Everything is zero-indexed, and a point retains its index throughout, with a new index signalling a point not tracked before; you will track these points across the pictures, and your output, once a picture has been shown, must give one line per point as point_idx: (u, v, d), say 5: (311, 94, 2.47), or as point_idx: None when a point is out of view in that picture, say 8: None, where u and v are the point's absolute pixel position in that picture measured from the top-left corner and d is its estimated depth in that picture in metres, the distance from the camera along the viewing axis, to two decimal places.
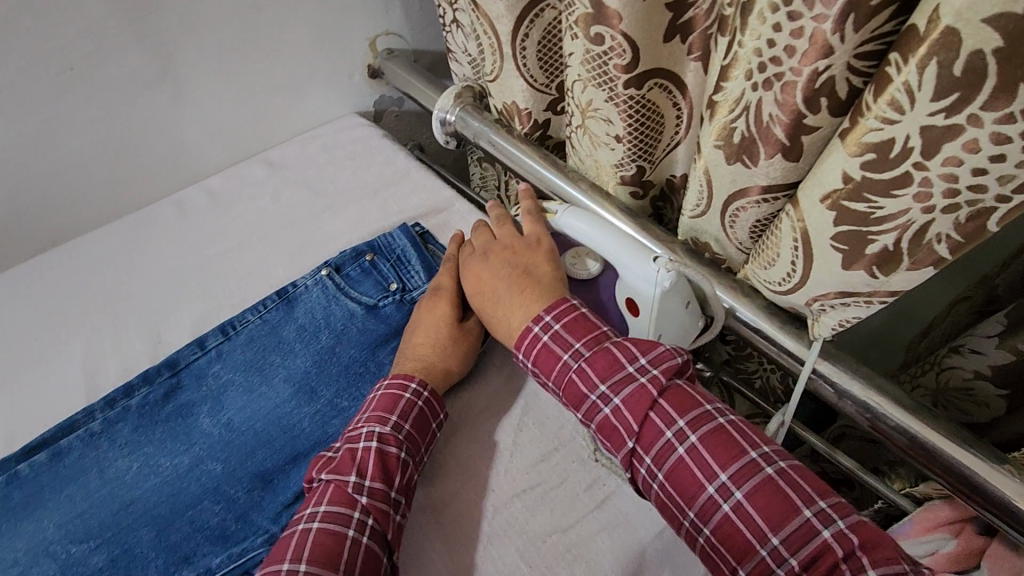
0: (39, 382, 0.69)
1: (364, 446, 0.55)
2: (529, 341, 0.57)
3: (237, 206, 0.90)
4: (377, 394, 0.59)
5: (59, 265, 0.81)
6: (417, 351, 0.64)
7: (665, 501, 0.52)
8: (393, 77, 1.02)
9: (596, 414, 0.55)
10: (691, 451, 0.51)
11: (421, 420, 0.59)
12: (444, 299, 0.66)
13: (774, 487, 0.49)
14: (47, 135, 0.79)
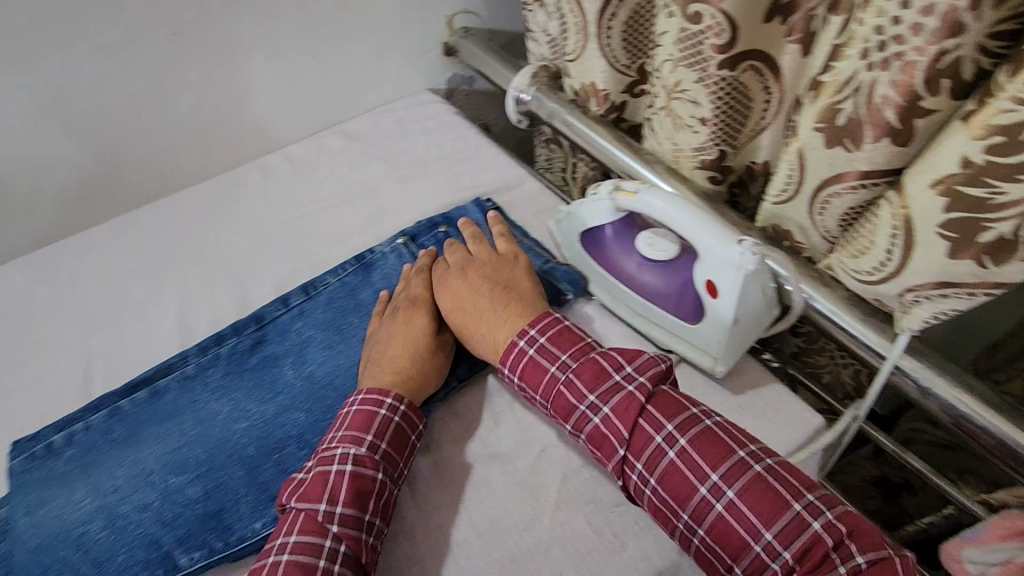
0: (136, 327, 0.74)
1: (338, 469, 0.54)
2: (513, 356, 0.59)
3: (315, 174, 0.93)
4: (351, 412, 0.57)
5: (155, 221, 0.86)
6: (391, 364, 0.62)
7: (659, 507, 0.53)
8: (469, 55, 1.05)
9: (586, 424, 0.56)
10: (679, 454, 0.52)
11: (399, 435, 0.58)
12: (421, 313, 0.65)
13: (764, 483, 0.49)
14: (151, 96, 0.84)
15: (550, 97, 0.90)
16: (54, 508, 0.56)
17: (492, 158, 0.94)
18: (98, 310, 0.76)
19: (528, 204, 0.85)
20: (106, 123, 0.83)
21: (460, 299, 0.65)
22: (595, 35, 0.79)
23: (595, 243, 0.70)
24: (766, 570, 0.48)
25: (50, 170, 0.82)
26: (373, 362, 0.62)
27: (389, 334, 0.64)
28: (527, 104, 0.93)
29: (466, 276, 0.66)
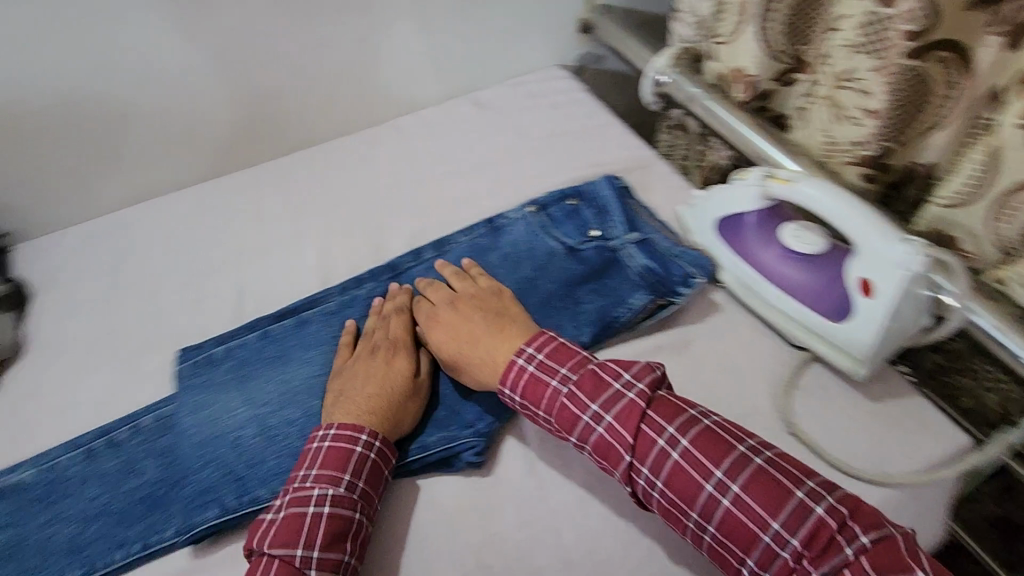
0: (280, 261, 0.79)
1: (314, 512, 0.52)
2: (513, 374, 0.58)
3: (448, 138, 0.96)
4: (327, 448, 0.56)
5: (300, 167, 0.92)
6: (367, 398, 0.59)
7: (668, 509, 0.52)
8: (608, 35, 1.04)
9: (591, 434, 0.55)
10: (683, 454, 0.51)
11: (376, 470, 0.56)
12: (402, 348, 0.64)
13: (766, 475, 0.49)
14: (313, 49, 0.90)
15: (692, 81, 0.88)
16: (210, 412, 0.62)
17: (623, 137, 0.92)
18: (245, 244, 0.81)
19: (658, 185, 0.83)
20: (268, 73, 0.89)
21: (451, 332, 0.63)
22: (757, 17, 0.77)
23: (730, 231, 0.70)
24: (777, 561, 0.47)
25: (215, 113, 0.89)
26: (348, 396, 0.60)
27: (367, 367, 0.62)
28: (666, 86, 0.91)
29: (445, 316, 0.65)
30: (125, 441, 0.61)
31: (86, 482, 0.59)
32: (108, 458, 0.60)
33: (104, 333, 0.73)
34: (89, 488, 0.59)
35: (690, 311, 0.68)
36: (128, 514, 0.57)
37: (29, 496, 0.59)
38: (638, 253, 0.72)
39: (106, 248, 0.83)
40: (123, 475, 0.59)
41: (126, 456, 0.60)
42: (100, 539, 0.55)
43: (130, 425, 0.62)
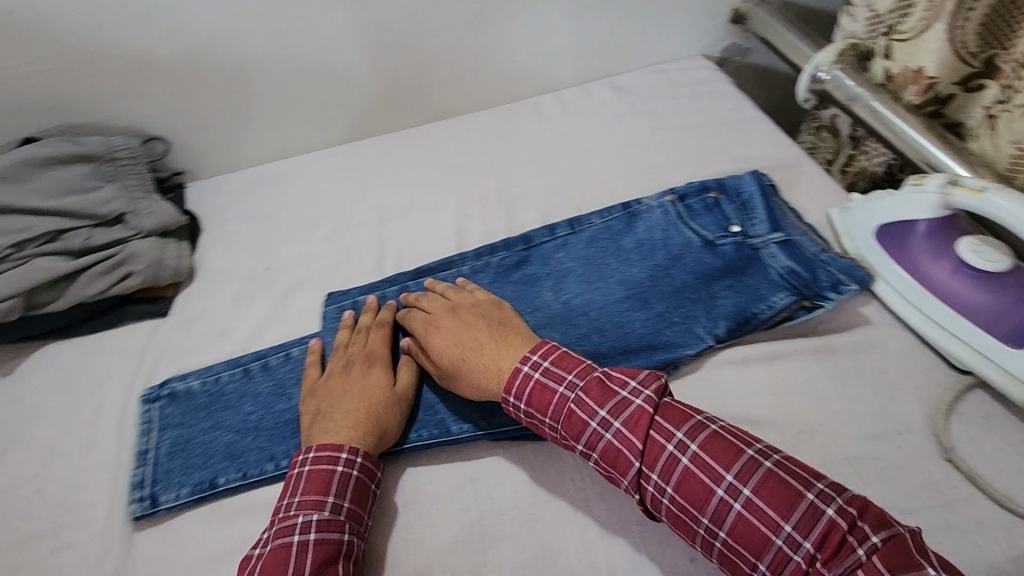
0: (420, 226, 0.83)
1: (302, 538, 0.50)
2: (519, 381, 0.55)
3: (585, 122, 0.95)
4: (306, 474, 0.54)
5: (442, 138, 0.95)
6: (344, 417, 0.58)
7: (677, 517, 0.49)
8: (760, 25, 0.97)
9: (598, 441, 0.52)
10: (693, 460, 0.49)
11: (360, 488, 0.55)
12: (378, 365, 0.63)
13: (777, 478, 0.46)
14: (475, 24, 0.89)
15: (854, 78, 0.83)
16: None
17: (770, 133, 0.88)
18: (388, 207, 0.86)
19: (806, 186, 0.79)
20: (416, 46, 0.90)
21: (444, 344, 0.61)
22: (951, 15, 0.73)
23: (894, 238, 0.67)
24: (790, 565, 0.44)
25: (361, 81, 0.91)
26: (323, 416, 0.59)
27: (340, 386, 0.61)
28: (824, 83, 0.86)
29: (439, 329, 0.62)
30: (277, 368, 0.67)
31: (242, 398, 0.65)
32: (262, 381, 0.66)
33: (259, 272, 0.80)
34: (245, 403, 0.64)
35: (837, 317, 0.66)
36: (276, 432, 0.61)
37: (195, 402, 0.66)
38: (781, 254, 0.67)
39: (262, 198, 0.90)
40: (273, 397, 0.64)
41: (276, 381, 0.66)
42: (252, 450, 0.61)
43: (282, 354, 0.68)
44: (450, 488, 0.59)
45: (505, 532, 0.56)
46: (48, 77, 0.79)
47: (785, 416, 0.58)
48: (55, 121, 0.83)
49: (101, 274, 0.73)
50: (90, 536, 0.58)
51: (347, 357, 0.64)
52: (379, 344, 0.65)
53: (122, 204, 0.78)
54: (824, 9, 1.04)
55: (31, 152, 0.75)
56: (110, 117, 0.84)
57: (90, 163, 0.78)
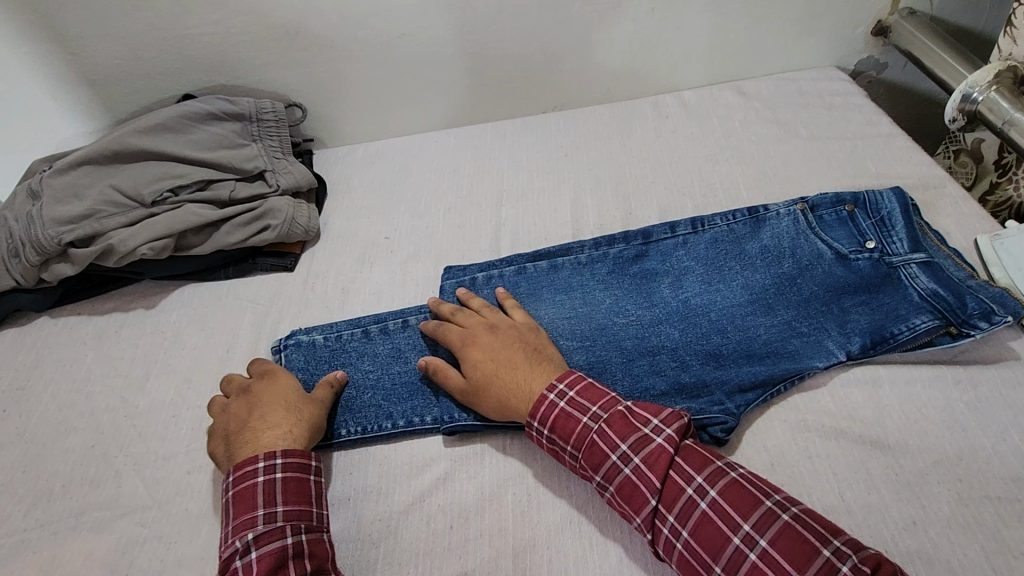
0: (535, 212, 0.83)
1: (245, 560, 0.50)
2: (544, 408, 0.55)
3: (709, 124, 0.91)
4: (232, 499, 0.54)
5: (558, 129, 0.95)
6: (264, 424, 0.59)
7: (687, 565, 0.47)
8: (905, 40, 0.92)
9: (617, 475, 0.52)
10: (710, 505, 0.48)
11: (292, 487, 0.55)
12: (280, 376, 0.64)
13: (794, 532, 0.45)
14: (601, 19, 0.88)
15: (1010, 100, 0.77)
16: None
17: (907, 151, 0.82)
18: (505, 189, 0.87)
19: (950, 210, 0.75)
20: (541, 37, 0.90)
21: (471, 362, 0.61)
22: None
23: None
24: None
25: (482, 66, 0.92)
26: (239, 435, 0.59)
27: (247, 405, 0.61)
28: (977, 103, 0.80)
29: (473, 345, 0.62)
30: (394, 333, 0.69)
31: (361, 358, 0.68)
32: (381, 344, 0.69)
33: (378, 240, 0.83)
34: (365, 363, 0.67)
35: (983, 348, 0.62)
36: (394, 395, 0.65)
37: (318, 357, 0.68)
38: (924, 276, 0.64)
39: (382, 171, 0.93)
40: (392, 360, 0.67)
41: (394, 346, 0.68)
42: (372, 408, 0.64)
43: (399, 320, 0.70)
44: (560, 468, 0.59)
45: (613, 520, 0.55)
46: (210, 40, 0.85)
47: (920, 443, 0.56)
48: (212, 81, 0.90)
49: (240, 225, 0.79)
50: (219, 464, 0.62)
51: (241, 382, 0.64)
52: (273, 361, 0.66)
53: (264, 162, 0.83)
54: (973, 26, 0.97)
55: (191, 107, 0.82)
56: (259, 82, 0.91)
57: (239, 122, 0.84)
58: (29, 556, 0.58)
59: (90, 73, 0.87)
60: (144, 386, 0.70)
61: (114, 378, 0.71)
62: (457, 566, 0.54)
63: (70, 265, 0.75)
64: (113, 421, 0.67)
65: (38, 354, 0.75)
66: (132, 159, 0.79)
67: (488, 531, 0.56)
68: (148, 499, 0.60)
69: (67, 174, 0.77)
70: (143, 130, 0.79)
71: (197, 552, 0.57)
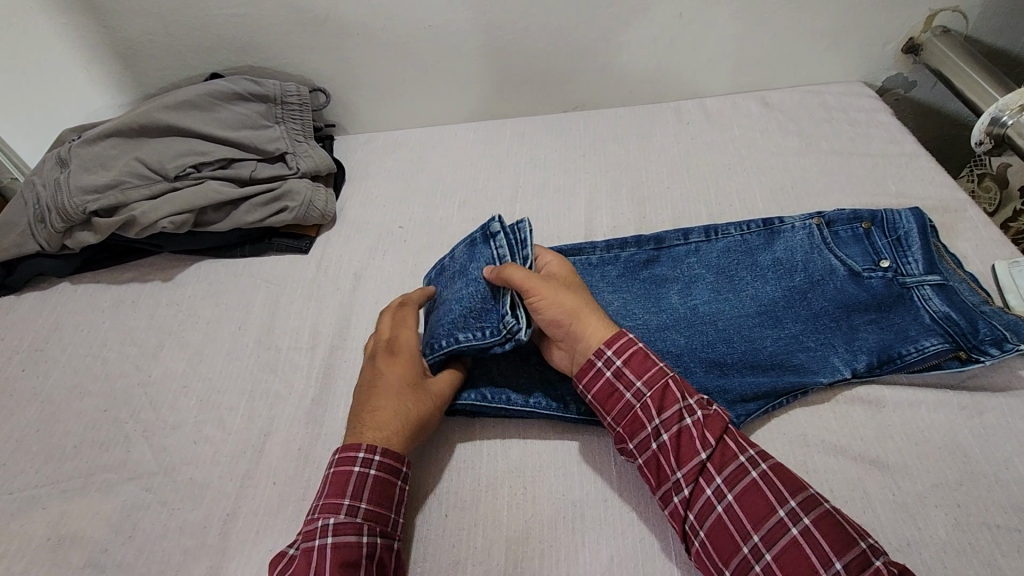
0: (550, 210, 0.84)
1: (318, 543, 0.49)
2: (625, 341, 0.56)
3: (730, 131, 0.91)
4: (327, 476, 0.54)
5: (578, 128, 0.95)
6: (372, 415, 0.57)
7: (722, 530, 0.48)
8: (936, 58, 0.90)
9: (676, 423, 0.53)
10: (761, 476, 0.49)
11: (382, 488, 0.53)
12: (404, 354, 0.61)
13: (837, 517, 0.46)
14: (627, 21, 0.88)
15: None
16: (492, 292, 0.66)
17: (930, 172, 0.81)
18: (521, 185, 0.88)
19: (969, 233, 0.74)
20: (566, 36, 0.89)
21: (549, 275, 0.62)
22: None
23: None
24: None
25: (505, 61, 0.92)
26: (353, 414, 0.58)
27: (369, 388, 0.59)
28: (1006, 127, 0.78)
29: (551, 270, 0.64)
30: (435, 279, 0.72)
31: (479, 261, 0.66)
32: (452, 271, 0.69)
33: (393, 228, 0.83)
34: (481, 266, 0.65)
35: (992, 375, 0.61)
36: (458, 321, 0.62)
37: (493, 244, 0.66)
38: (937, 298, 0.64)
39: (402, 159, 0.94)
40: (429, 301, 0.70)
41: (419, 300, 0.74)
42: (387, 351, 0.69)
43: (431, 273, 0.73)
44: (560, 463, 0.60)
45: (609, 518, 0.56)
46: (241, 20, 0.86)
47: (920, 466, 0.56)
48: (241, 62, 0.92)
49: (258, 205, 0.80)
50: (224, 436, 0.64)
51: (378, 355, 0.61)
52: (404, 336, 0.62)
53: (285, 145, 0.84)
54: (1006, 48, 0.95)
55: (217, 86, 0.83)
56: (286, 65, 0.92)
57: (264, 104, 0.86)
58: (37, 513, 0.60)
59: (124, 47, 0.88)
60: (157, 355, 0.72)
61: (130, 346, 0.73)
62: (451, 553, 0.55)
63: (93, 233, 0.77)
64: (125, 387, 0.69)
65: (57, 318, 0.77)
66: (158, 134, 0.80)
67: (485, 521, 0.56)
68: (154, 465, 0.62)
69: (95, 145, 0.79)
70: (171, 106, 0.80)
71: (200, 519, 0.58)
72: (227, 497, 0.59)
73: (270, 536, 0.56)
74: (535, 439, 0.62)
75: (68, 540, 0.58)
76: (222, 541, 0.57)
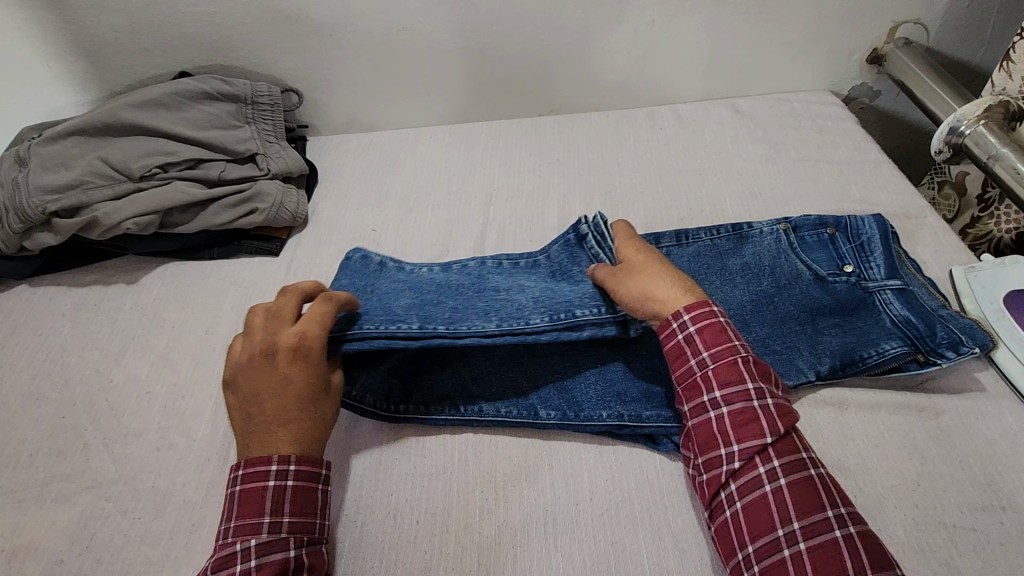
0: (525, 212, 0.84)
1: (243, 568, 0.49)
2: (704, 314, 0.56)
3: (702, 137, 0.92)
4: (236, 497, 0.52)
5: (552, 132, 0.96)
6: (279, 425, 0.54)
7: (761, 508, 0.49)
8: (899, 69, 0.92)
9: (742, 401, 0.52)
10: (817, 476, 0.49)
11: (302, 497, 0.53)
12: (311, 358, 0.56)
13: (872, 537, 0.47)
14: (601, 27, 0.88)
15: (998, 135, 0.76)
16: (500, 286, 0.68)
17: (893, 180, 0.83)
18: (495, 188, 0.88)
19: (928, 239, 0.76)
20: (540, 41, 0.90)
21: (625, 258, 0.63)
22: None
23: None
24: None
25: (480, 63, 0.92)
26: (250, 419, 0.55)
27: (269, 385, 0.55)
28: (964, 136, 0.80)
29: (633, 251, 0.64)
30: (505, 267, 0.72)
31: (579, 263, 0.68)
32: (542, 269, 0.71)
33: (366, 232, 0.83)
34: (584, 269, 0.68)
35: (949, 377, 0.63)
36: (574, 298, 0.62)
37: (586, 246, 0.69)
38: (897, 302, 0.66)
39: (374, 161, 0.94)
40: (493, 279, 0.69)
41: (467, 273, 0.71)
42: (435, 313, 0.62)
43: (496, 260, 0.73)
44: (532, 468, 0.60)
45: (580, 523, 0.56)
46: (211, 19, 0.85)
47: (880, 467, 0.57)
48: (210, 61, 0.90)
49: (228, 207, 0.79)
50: (189, 443, 0.62)
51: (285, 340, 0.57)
52: (312, 327, 0.57)
53: (256, 145, 0.83)
54: (964, 60, 0.99)
55: (186, 86, 0.81)
56: (256, 64, 0.91)
57: (234, 104, 0.84)
58: None
59: (89, 43, 0.86)
60: (119, 360, 0.70)
61: (90, 351, 0.71)
62: (422, 560, 0.55)
63: (53, 234, 0.74)
64: (85, 393, 0.67)
65: (14, 322, 0.74)
66: (123, 133, 0.78)
67: (455, 526, 0.56)
68: (115, 474, 0.60)
69: (56, 142, 0.77)
70: (138, 105, 0.79)
71: (162, 529, 0.57)
72: (191, 505, 0.58)
73: None
74: (507, 443, 0.62)
75: (24, 551, 0.56)
76: (185, 551, 0.55)
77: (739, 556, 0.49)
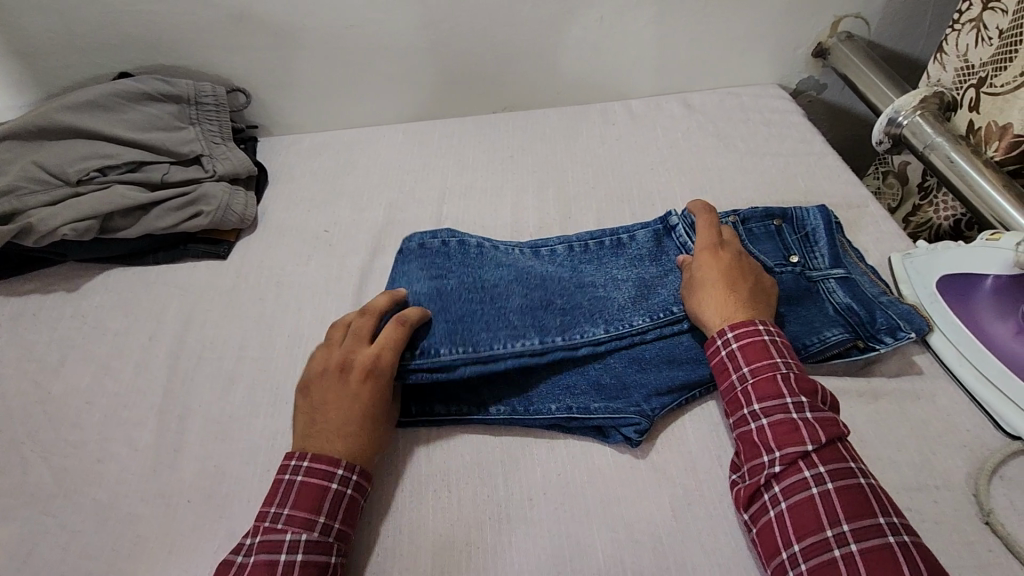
0: (479, 209, 0.84)
1: (286, 559, 0.49)
2: (748, 331, 0.57)
3: (654, 132, 0.93)
4: (295, 488, 0.52)
5: (507, 129, 0.96)
6: (339, 434, 0.55)
7: (807, 510, 0.49)
8: (842, 62, 0.94)
9: (783, 413, 0.53)
10: (866, 485, 0.49)
11: (353, 507, 0.53)
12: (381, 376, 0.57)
13: (923, 545, 0.47)
14: (552, 24, 0.88)
15: (933, 125, 0.79)
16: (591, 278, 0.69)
17: (837, 170, 0.85)
18: (449, 185, 0.87)
19: (870, 228, 0.78)
20: (491, 37, 0.90)
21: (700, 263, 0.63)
22: None
23: (959, 291, 0.66)
24: None
25: (432, 61, 0.92)
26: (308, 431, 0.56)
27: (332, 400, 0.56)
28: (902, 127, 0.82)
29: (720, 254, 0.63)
30: (591, 250, 0.73)
31: (674, 251, 0.70)
32: (628, 250, 0.72)
33: (318, 233, 0.81)
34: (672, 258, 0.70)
35: (886, 362, 0.65)
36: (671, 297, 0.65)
37: (674, 236, 0.71)
38: (840, 290, 0.67)
39: (328, 161, 0.93)
40: (587, 269, 0.70)
41: (559, 262, 0.72)
42: (549, 321, 0.64)
43: (581, 242, 0.73)
44: (483, 466, 0.59)
45: (532, 518, 0.56)
46: (150, 19, 0.82)
47: None
48: (151, 61, 0.88)
49: (172, 210, 0.77)
50: (132, 453, 0.61)
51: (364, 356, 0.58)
52: (386, 348, 0.58)
53: (202, 147, 0.81)
54: (905, 53, 1.01)
55: (126, 86, 0.79)
56: (200, 65, 0.89)
57: (177, 104, 0.82)
58: None
59: (22, 45, 0.84)
60: (59, 370, 0.68)
61: (28, 362, 0.69)
62: (372, 561, 0.54)
63: None
64: (22, 406, 0.65)
65: None
66: (59, 136, 0.76)
67: (407, 527, 0.56)
68: (54, 488, 0.59)
69: None
70: (74, 106, 0.76)
71: (103, 541, 0.55)
72: (135, 518, 0.57)
73: (184, 554, 0.54)
74: (458, 441, 0.61)
75: None
76: (128, 562, 0.54)
77: (784, 555, 0.49)
